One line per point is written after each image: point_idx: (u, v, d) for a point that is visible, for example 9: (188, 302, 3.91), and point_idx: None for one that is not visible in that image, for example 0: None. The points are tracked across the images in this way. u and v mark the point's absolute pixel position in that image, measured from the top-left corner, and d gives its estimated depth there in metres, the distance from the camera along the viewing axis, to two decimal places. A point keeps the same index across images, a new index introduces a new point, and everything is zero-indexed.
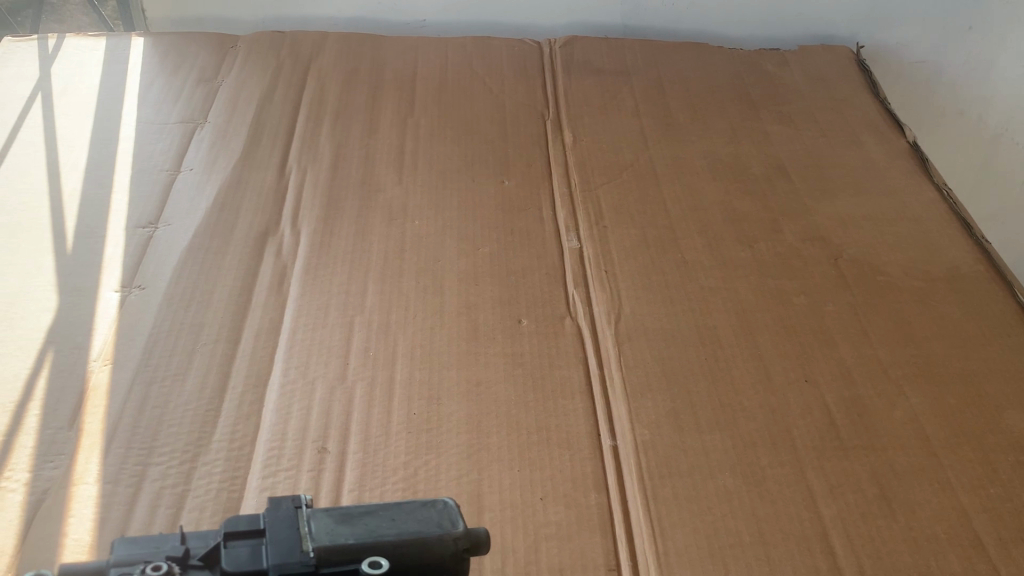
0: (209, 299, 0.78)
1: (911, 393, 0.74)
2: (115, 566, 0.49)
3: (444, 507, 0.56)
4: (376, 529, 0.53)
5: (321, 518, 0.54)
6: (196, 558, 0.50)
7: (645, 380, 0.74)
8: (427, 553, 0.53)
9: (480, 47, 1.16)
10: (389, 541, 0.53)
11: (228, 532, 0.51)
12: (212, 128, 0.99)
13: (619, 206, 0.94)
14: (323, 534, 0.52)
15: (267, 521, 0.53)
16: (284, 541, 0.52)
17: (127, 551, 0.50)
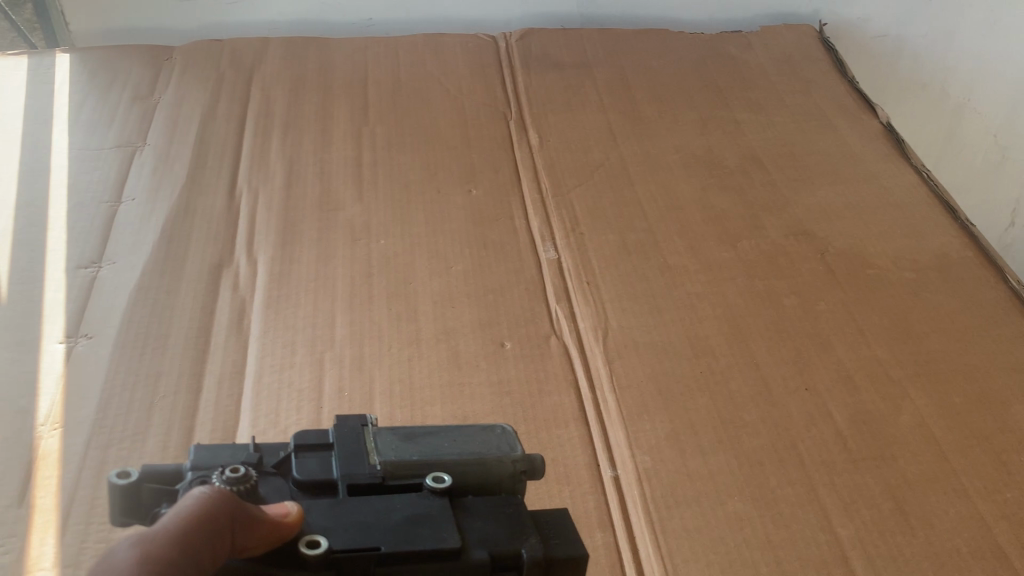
0: (165, 347, 0.72)
1: (915, 394, 0.71)
2: (195, 471, 0.41)
3: (501, 433, 0.50)
4: (439, 448, 0.47)
5: (386, 436, 0.47)
6: (270, 466, 0.44)
7: (640, 401, 0.70)
8: (486, 476, 0.47)
9: (433, 44, 1.10)
10: (449, 460, 0.46)
11: (301, 443, 0.45)
12: (153, 151, 0.92)
13: (593, 210, 0.89)
14: (387, 450, 0.46)
15: (335, 434, 0.46)
16: (352, 451, 0.45)
17: (210, 458, 0.43)
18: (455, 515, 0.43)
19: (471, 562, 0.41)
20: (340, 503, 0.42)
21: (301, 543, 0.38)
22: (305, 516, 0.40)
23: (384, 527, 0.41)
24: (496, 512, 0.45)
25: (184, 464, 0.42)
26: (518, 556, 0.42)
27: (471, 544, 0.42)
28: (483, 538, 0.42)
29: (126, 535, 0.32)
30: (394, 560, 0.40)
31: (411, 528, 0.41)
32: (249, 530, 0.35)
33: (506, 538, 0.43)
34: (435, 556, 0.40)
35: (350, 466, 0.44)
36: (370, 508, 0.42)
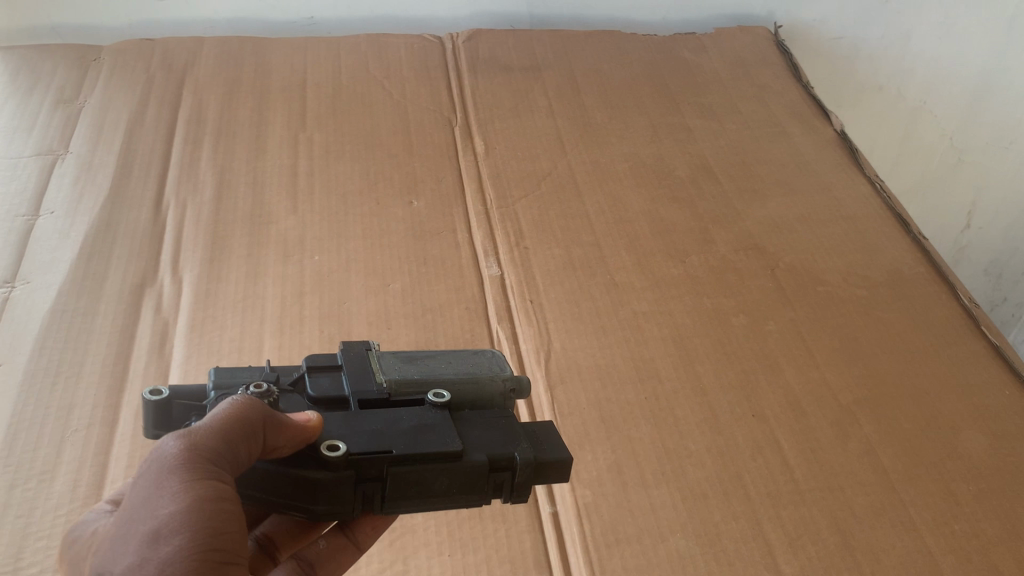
0: (79, 376, 0.67)
1: (864, 420, 0.69)
2: (218, 389, 0.45)
3: (490, 356, 0.54)
4: (437, 368, 0.51)
5: (388, 359, 0.51)
6: (286, 384, 0.47)
7: (583, 429, 0.67)
8: (481, 394, 0.51)
9: (376, 45, 1.06)
10: (447, 378, 0.50)
11: (312, 364, 0.49)
12: (75, 160, 0.86)
13: (539, 222, 0.86)
14: (390, 370, 0.50)
15: (342, 356, 0.50)
16: (360, 370, 0.49)
17: (232, 376, 0.46)
18: (457, 426, 0.46)
19: (474, 465, 0.44)
20: (355, 415, 0.44)
21: (321, 446, 0.41)
22: (324, 424, 0.42)
23: (393, 433, 0.43)
24: (492, 424, 0.48)
25: (207, 382, 0.46)
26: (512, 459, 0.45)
27: (471, 449, 0.44)
28: (482, 445, 0.45)
29: (174, 433, 0.38)
30: (403, 464, 0.42)
31: (419, 435, 0.44)
32: (279, 433, 0.39)
33: (502, 443, 0.46)
34: (442, 460, 0.43)
35: (360, 384, 0.47)
36: (381, 418, 0.44)
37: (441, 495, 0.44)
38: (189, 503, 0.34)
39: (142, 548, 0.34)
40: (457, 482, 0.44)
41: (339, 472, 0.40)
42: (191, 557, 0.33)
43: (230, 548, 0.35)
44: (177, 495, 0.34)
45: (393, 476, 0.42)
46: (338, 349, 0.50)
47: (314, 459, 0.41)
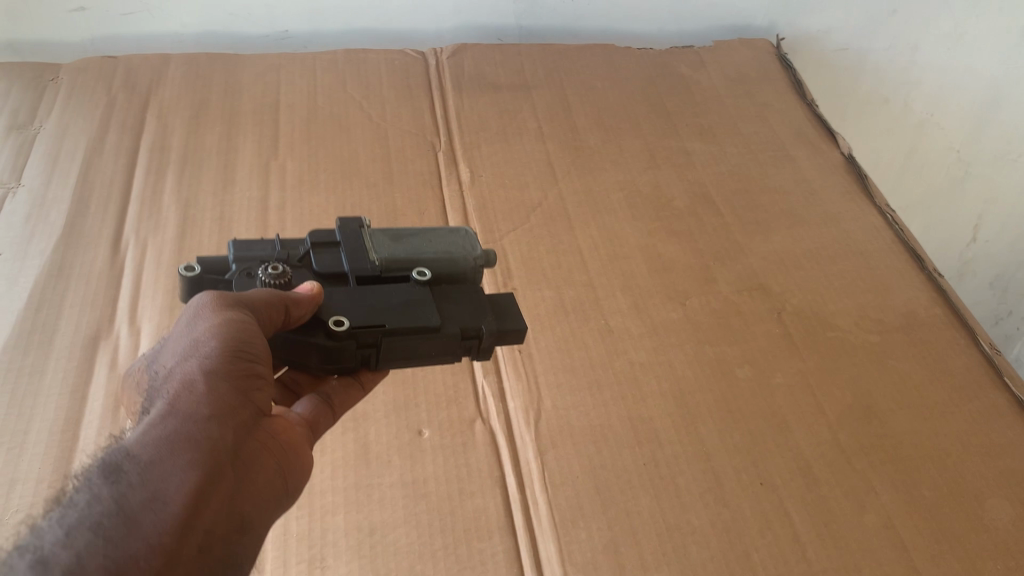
0: (24, 446, 0.61)
1: (881, 488, 0.64)
2: (237, 265, 0.50)
3: (466, 233, 0.58)
4: (420, 245, 0.56)
5: (379, 235, 0.56)
6: (295, 261, 0.53)
7: (576, 502, 0.61)
8: (457, 270, 0.56)
9: (354, 62, 1.00)
10: (429, 256, 0.55)
11: (315, 240, 0.54)
12: (28, 195, 0.80)
13: (528, 259, 0.80)
14: (382, 248, 0.54)
15: (340, 234, 0.55)
16: (355, 248, 0.54)
17: (247, 254, 0.51)
18: (437, 300, 0.53)
19: (451, 335, 0.51)
20: (355, 291, 0.50)
21: (326, 319, 0.48)
22: (327, 299, 0.49)
23: (385, 306, 0.50)
24: (467, 297, 0.54)
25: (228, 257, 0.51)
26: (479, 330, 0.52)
27: (447, 324, 0.51)
28: (455, 317, 0.52)
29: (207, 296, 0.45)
30: (396, 334, 0.49)
31: (408, 308, 0.50)
32: (298, 306, 0.46)
33: (472, 317, 0.52)
34: (425, 333, 0.50)
35: (356, 261, 0.53)
36: (376, 292, 0.51)
37: (423, 356, 0.52)
38: (222, 318, 0.41)
39: (184, 352, 0.40)
40: (436, 348, 0.51)
41: (341, 341, 0.48)
42: (227, 353, 0.40)
43: (258, 355, 0.42)
44: (210, 315, 0.41)
45: (386, 344, 0.49)
46: (333, 228, 0.55)
47: (319, 328, 0.48)
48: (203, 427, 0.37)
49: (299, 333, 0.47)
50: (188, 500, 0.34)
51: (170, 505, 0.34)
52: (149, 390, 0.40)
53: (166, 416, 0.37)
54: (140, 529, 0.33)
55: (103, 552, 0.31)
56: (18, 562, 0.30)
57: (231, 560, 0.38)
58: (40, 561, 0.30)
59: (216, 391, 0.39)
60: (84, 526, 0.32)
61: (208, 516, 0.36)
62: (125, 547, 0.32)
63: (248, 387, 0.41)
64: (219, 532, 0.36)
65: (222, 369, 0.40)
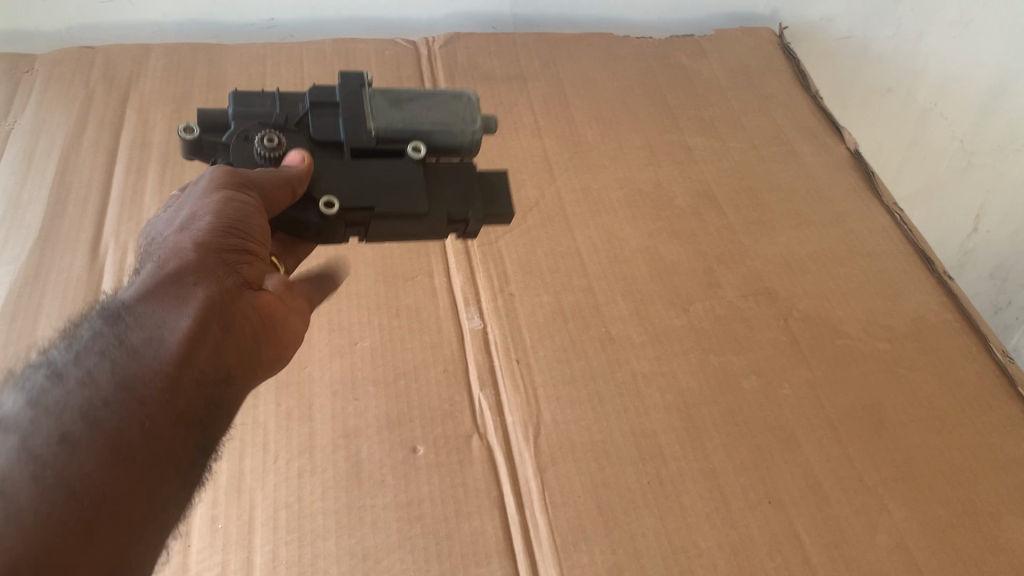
0: None
1: (893, 506, 0.61)
2: (236, 124, 0.52)
3: (468, 100, 0.56)
4: (418, 112, 0.55)
5: (378, 96, 0.55)
6: (293, 122, 0.53)
7: (578, 524, 0.59)
8: (454, 142, 0.56)
9: (342, 53, 0.96)
10: (425, 126, 0.54)
11: (313, 99, 0.53)
12: (2, 196, 0.77)
13: (525, 262, 0.77)
14: (379, 115, 0.54)
15: (339, 92, 0.54)
16: (353, 112, 0.54)
17: (247, 112, 0.52)
18: (429, 183, 0.55)
19: (436, 220, 0.54)
20: (348, 168, 0.52)
21: (317, 198, 0.50)
22: (319, 174, 0.52)
23: (377, 185, 0.52)
24: (457, 178, 0.56)
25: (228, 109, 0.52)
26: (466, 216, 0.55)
27: (434, 209, 0.54)
28: (444, 202, 0.54)
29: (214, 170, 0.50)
30: (383, 218, 0.52)
31: (396, 191, 0.53)
32: (296, 182, 0.49)
33: (460, 203, 0.55)
34: (412, 220, 0.53)
35: (350, 131, 0.53)
36: (368, 170, 0.53)
37: (410, 234, 0.55)
38: (216, 193, 0.47)
39: (181, 223, 0.46)
40: (422, 231, 0.54)
41: (330, 220, 0.51)
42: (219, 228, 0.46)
43: (250, 234, 0.47)
44: (206, 192, 0.47)
45: (374, 224, 0.53)
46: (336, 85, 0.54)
47: (312, 207, 0.51)
48: (197, 288, 0.44)
49: (293, 210, 0.51)
50: (180, 344, 0.41)
51: (167, 343, 0.41)
52: (148, 251, 0.47)
53: (162, 275, 0.44)
54: (144, 358, 0.40)
55: (111, 369, 0.39)
56: (35, 374, 0.38)
57: (226, 400, 0.45)
58: (52, 375, 0.38)
59: (208, 256, 0.45)
60: (93, 351, 0.39)
61: (202, 358, 0.42)
62: (128, 370, 0.39)
63: (238, 262, 0.47)
64: (212, 374, 0.43)
65: (213, 242, 0.46)
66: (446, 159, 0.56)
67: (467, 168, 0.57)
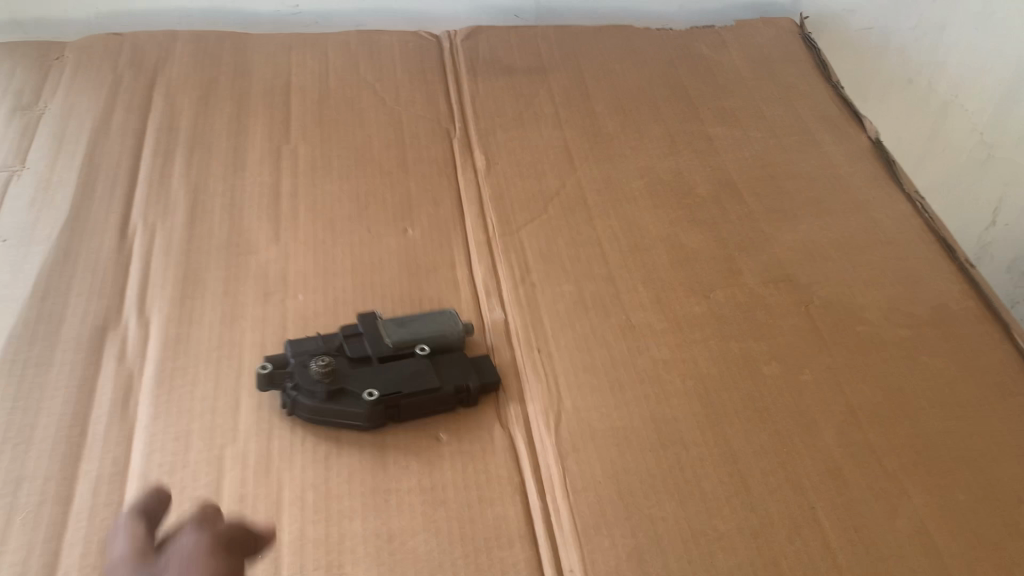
0: (30, 441, 0.59)
1: (913, 492, 0.62)
2: (296, 356, 0.65)
3: (452, 311, 0.72)
4: (420, 324, 0.70)
5: (389, 323, 0.69)
6: (335, 351, 0.67)
7: (599, 506, 0.60)
8: (449, 337, 0.69)
9: (366, 45, 0.98)
10: (427, 336, 0.69)
11: (346, 332, 0.68)
12: (32, 177, 0.78)
13: (547, 252, 0.78)
14: (392, 330, 0.69)
15: (361, 323, 0.69)
16: (375, 334, 0.68)
17: (299, 347, 0.66)
18: (433, 367, 0.67)
19: (447, 394, 0.65)
20: (378, 385, 0.64)
21: (360, 393, 0.63)
22: (354, 386, 0.64)
23: (405, 391, 0.64)
24: (454, 362, 0.68)
25: (287, 353, 0.66)
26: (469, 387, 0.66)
27: (444, 384, 0.65)
28: (448, 377, 0.66)
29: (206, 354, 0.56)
30: (410, 397, 0.64)
31: (417, 386, 0.65)
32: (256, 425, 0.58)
33: (461, 378, 0.66)
34: (429, 394, 0.64)
35: (376, 345, 0.67)
36: (394, 380, 0.65)
37: (425, 408, 0.65)
38: None
39: None
40: (434, 398, 0.64)
41: (372, 409, 0.63)
42: None
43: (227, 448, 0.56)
44: None
45: (405, 405, 0.64)
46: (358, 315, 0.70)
47: (358, 401, 0.63)
48: None
49: (344, 406, 0.63)
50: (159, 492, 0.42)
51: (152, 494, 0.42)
52: None
53: None
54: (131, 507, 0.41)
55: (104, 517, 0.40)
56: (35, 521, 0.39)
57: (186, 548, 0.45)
58: None
59: None
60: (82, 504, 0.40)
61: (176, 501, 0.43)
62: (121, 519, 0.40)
63: None
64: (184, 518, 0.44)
65: None
66: (443, 355, 0.69)
67: (462, 356, 0.69)
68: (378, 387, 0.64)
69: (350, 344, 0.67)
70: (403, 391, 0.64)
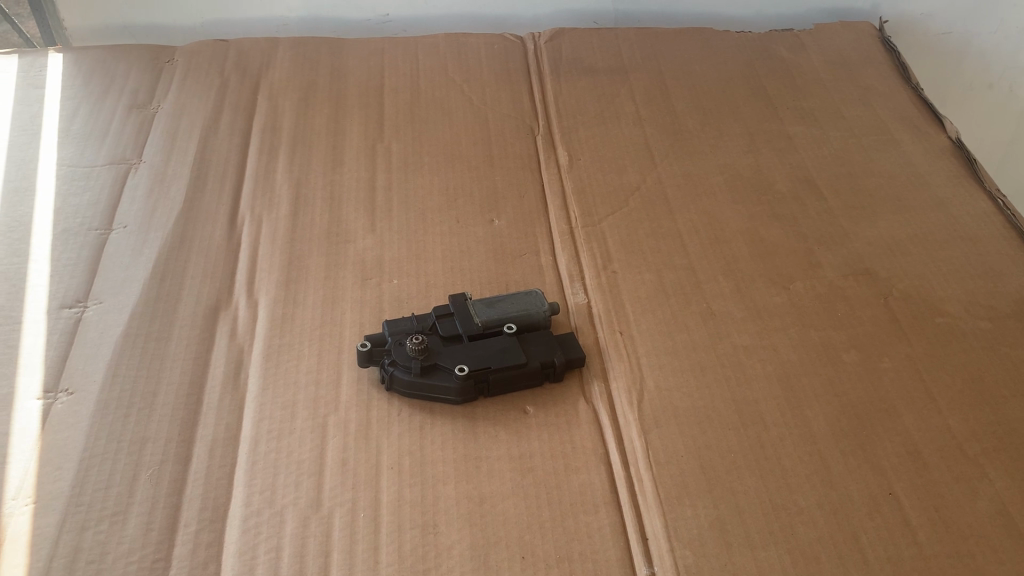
0: (153, 408, 0.65)
1: (994, 475, 0.62)
2: (392, 334, 0.69)
3: (536, 292, 0.75)
4: (507, 306, 0.73)
5: (478, 304, 0.73)
6: (427, 330, 0.70)
7: (681, 480, 0.62)
8: (533, 318, 0.72)
9: (454, 46, 1.02)
10: (514, 315, 0.72)
11: (438, 312, 0.72)
12: (148, 170, 0.84)
13: (627, 242, 0.81)
14: (480, 310, 0.72)
15: (452, 304, 0.72)
16: (465, 313, 0.72)
17: (396, 326, 0.70)
18: (521, 344, 0.70)
19: (534, 368, 0.68)
20: (469, 361, 0.67)
21: (453, 368, 0.66)
22: (446, 362, 0.67)
23: (494, 367, 0.67)
24: (541, 339, 0.71)
25: (385, 332, 0.70)
26: (555, 362, 0.69)
27: (532, 360, 0.68)
28: (536, 353, 0.69)
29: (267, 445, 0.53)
30: (499, 371, 0.67)
31: (505, 362, 0.68)
32: None
33: (547, 354, 0.69)
34: (517, 369, 0.67)
35: (466, 323, 0.71)
36: (484, 356, 0.68)
37: (514, 384, 0.68)
38: None
39: None
40: (522, 373, 0.67)
41: (465, 383, 0.66)
42: None
43: None
44: None
45: (495, 380, 0.67)
46: (450, 297, 0.74)
47: (451, 376, 0.66)
48: None
49: (439, 380, 0.66)
50: None
51: None
52: None
53: None
54: None
55: None
56: None
57: None
58: None
59: None
60: None
61: None
62: None
63: None
64: None
65: None
66: (530, 333, 0.72)
67: (547, 333, 0.72)
68: (469, 363, 0.67)
69: (443, 324, 0.71)
70: (491, 366, 0.67)
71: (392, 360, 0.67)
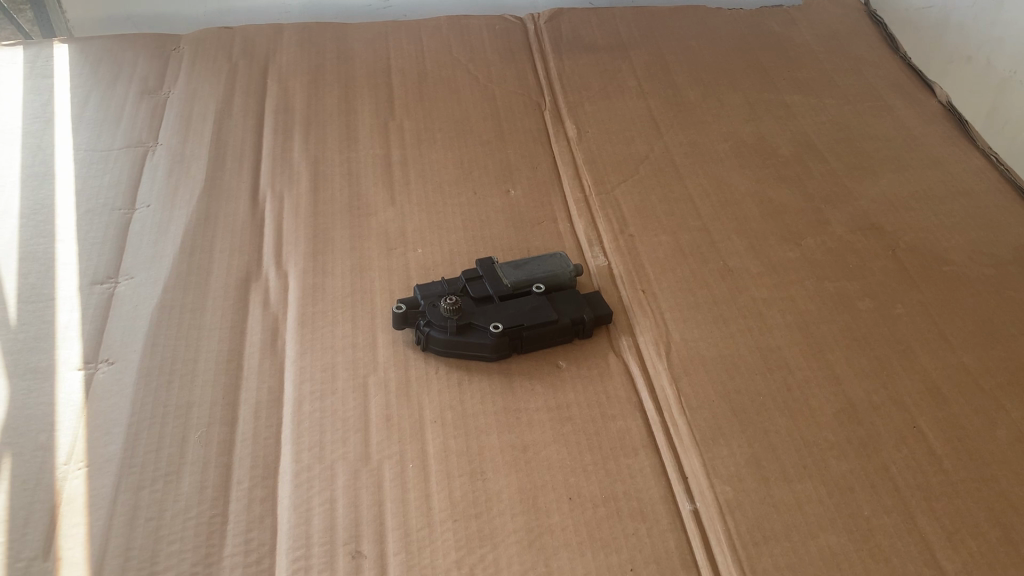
0: (194, 374, 0.66)
1: (1010, 406, 0.65)
2: (424, 297, 0.71)
3: (560, 255, 0.77)
4: (533, 268, 0.75)
5: (505, 267, 0.75)
6: (457, 292, 0.72)
7: (714, 423, 0.64)
8: (559, 279, 0.75)
9: (457, 27, 1.04)
10: (541, 276, 0.74)
11: (467, 275, 0.74)
12: (166, 152, 0.85)
13: (642, 207, 0.83)
14: (508, 273, 0.74)
15: (481, 267, 0.74)
16: (494, 276, 0.74)
17: (427, 290, 0.72)
18: (550, 303, 0.72)
19: (565, 325, 0.70)
20: (502, 320, 0.69)
21: (488, 326, 0.68)
22: (481, 321, 0.69)
23: (527, 324, 0.69)
24: (569, 297, 0.73)
25: (417, 296, 0.71)
26: (585, 319, 0.71)
27: (562, 317, 0.70)
28: (566, 311, 0.71)
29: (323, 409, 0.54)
30: (532, 328, 0.69)
31: (536, 319, 0.70)
32: None
33: (577, 311, 0.71)
34: (548, 326, 0.69)
35: (495, 285, 0.73)
36: (516, 314, 0.70)
37: (546, 340, 0.70)
38: None
39: None
40: (553, 330, 0.69)
41: (499, 339, 0.68)
42: None
43: None
44: None
45: (528, 337, 0.69)
46: (478, 262, 0.76)
47: (486, 334, 0.68)
48: None
49: (475, 338, 0.68)
50: None
51: None
52: None
53: None
54: None
55: None
56: None
57: None
58: None
59: None
60: None
61: None
62: None
63: None
64: None
65: None
66: (557, 292, 0.74)
67: (573, 292, 0.74)
68: (503, 321, 0.69)
69: (473, 286, 0.73)
70: (524, 323, 0.69)
71: (427, 321, 0.69)
